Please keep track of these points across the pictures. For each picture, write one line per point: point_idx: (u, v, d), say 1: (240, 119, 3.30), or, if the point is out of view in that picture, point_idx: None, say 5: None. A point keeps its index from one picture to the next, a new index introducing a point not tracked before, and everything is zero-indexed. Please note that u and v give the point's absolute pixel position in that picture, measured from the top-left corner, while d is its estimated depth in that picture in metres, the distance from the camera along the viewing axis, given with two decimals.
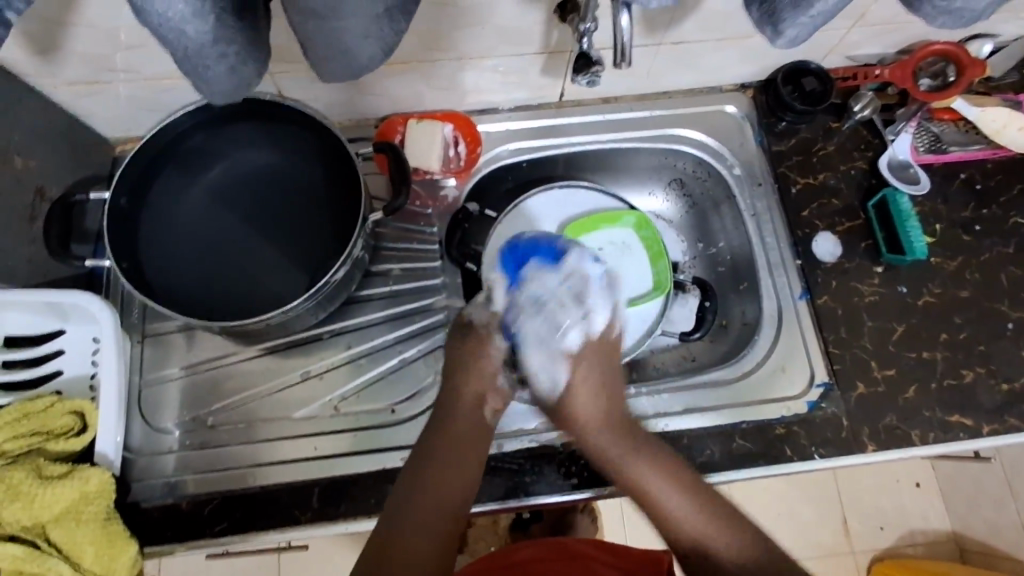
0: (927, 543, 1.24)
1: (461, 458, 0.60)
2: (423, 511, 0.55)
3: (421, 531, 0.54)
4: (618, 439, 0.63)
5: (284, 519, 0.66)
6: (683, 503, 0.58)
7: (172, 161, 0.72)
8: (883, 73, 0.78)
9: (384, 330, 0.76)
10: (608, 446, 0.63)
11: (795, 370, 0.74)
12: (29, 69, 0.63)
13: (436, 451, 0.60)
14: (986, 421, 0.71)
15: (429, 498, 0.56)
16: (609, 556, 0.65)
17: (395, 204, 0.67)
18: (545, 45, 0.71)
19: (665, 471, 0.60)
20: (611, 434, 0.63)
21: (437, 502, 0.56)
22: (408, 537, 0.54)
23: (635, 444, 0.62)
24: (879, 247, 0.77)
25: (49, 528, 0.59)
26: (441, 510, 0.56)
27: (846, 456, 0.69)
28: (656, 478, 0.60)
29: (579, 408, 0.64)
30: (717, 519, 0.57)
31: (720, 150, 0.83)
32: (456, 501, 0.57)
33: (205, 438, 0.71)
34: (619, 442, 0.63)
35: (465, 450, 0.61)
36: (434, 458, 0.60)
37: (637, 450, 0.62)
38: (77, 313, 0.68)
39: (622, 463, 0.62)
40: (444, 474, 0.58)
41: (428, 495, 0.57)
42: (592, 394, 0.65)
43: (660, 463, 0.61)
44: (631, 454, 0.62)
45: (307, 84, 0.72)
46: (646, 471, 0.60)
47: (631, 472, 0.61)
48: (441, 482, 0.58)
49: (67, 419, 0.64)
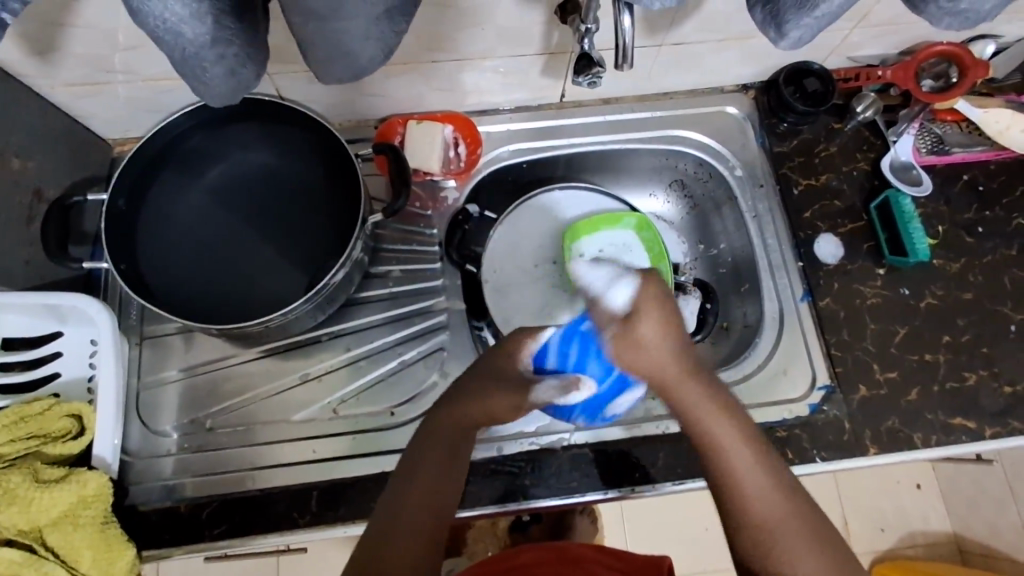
0: (927, 545, 1.24)
1: (454, 457, 0.56)
2: (414, 512, 0.52)
3: (408, 535, 0.51)
4: (702, 397, 0.56)
5: (282, 524, 0.65)
6: (754, 479, 0.52)
7: (170, 162, 0.72)
8: (886, 73, 0.77)
9: (383, 332, 0.76)
10: (696, 403, 0.55)
11: (796, 372, 0.74)
12: (27, 69, 0.62)
13: (427, 453, 0.56)
14: (988, 424, 0.70)
15: (420, 498, 0.53)
16: (609, 559, 0.64)
17: (395, 206, 0.67)
18: (546, 45, 0.70)
19: (746, 440, 0.54)
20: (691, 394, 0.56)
21: (427, 504, 0.53)
22: (395, 540, 0.50)
23: (719, 409, 0.55)
24: (881, 249, 0.77)
25: (46, 532, 0.59)
26: (429, 513, 0.52)
27: (848, 458, 0.69)
28: (734, 446, 0.54)
29: (660, 361, 0.56)
30: (781, 504, 0.52)
31: (721, 151, 0.83)
32: (443, 507, 0.54)
33: (204, 441, 0.71)
34: (704, 399, 0.56)
35: (458, 451, 0.57)
36: (425, 462, 0.55)
37: (723, 410, 0.55)
38: (75, 315, 0.68)
39: (700, 422, 0.55)
40: (437, 474, 0.55)
41: (419, 495, 0.53)
42: (668, 352, 0.56)
43: (742, 430, 0.55)
44: (714, 415, 0.55)
45: (305, 85, 0.72)
46: (728, 432, 0.54)
47: (711, 434, 0.55)
48: (432, 483, 0.54)
49: (65, 421, 0.64)
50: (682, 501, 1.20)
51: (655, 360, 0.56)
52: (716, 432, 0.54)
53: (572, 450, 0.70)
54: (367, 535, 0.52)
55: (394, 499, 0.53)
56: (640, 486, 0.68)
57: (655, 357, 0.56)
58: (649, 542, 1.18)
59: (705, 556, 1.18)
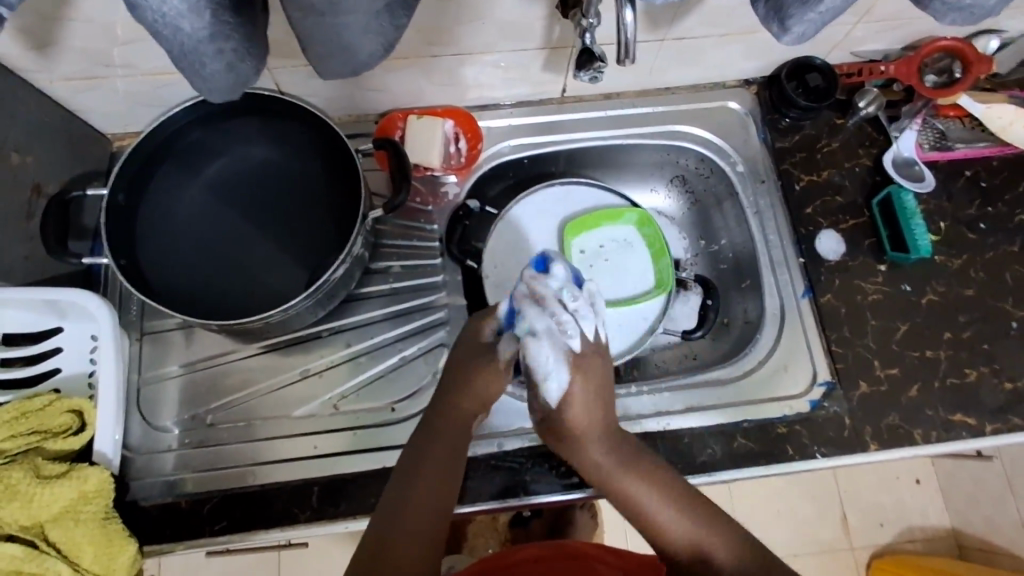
0: (926, 540, 1.25)
1: (452, 458, 0.57)
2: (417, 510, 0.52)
3: (413, 532, 0.50)
4: (624, 475, 0.57)
5: (284, 519, 0.66)
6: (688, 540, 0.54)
7: (170, 158, 0.72)
8: (888, 69, 0.78)
9: (384, 328, 0.76)
10: (614, 475, 0.58)
11: (797, 368, 0.74)
12: (26, 64, 0.62)
13: (429, 448, 0.56)
14: (989, 420, 0.70)
15: (424, 498, 0.53)
16: (612, 557, 0.64)
17: (396, 202, 0.67)
18: (547, 40, 0.70)
19: (666, 497, 0.56)
20: (615, 469, 0.58)
21: (430, 503, 0.52)
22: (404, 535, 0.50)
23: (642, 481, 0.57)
24: (882, 245, 0.77)
25: (47, 527, 0.59)
26: (430, 513, 0.52)
27: (847, 455, 0.69)
28: (664, 516, 0.55)
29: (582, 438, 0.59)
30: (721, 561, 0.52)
31: (722, 147, 0.82)
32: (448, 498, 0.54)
33: (205, 436, 0.71)
34: (620, 469, 0.58)
35: (457, 444, 0.58)
36: (428, 456, 0.56)
37: (637, 476, 0.57)
38: (75, 311, 0.67)
39: (629, 500, 0.57)
40: (437, 474, 0.55)
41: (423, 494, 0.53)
42: (600, 429, 0.59)
43: (662, 488, 0.56)
44: (629, 481, 0.57)
45: (305, 80, 0.71)
46: (647, 494, 0.56)
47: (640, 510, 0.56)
48: (434, 482, 0.54)
49: (65, 417, 0.64)
50: None
51: (578, 439, 0.59)
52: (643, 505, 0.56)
53: None
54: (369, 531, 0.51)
55: (397, 496, 0.53)
56: None
57: (579, 437, 0.59)
58: (649, 537, 1.18)
59: None
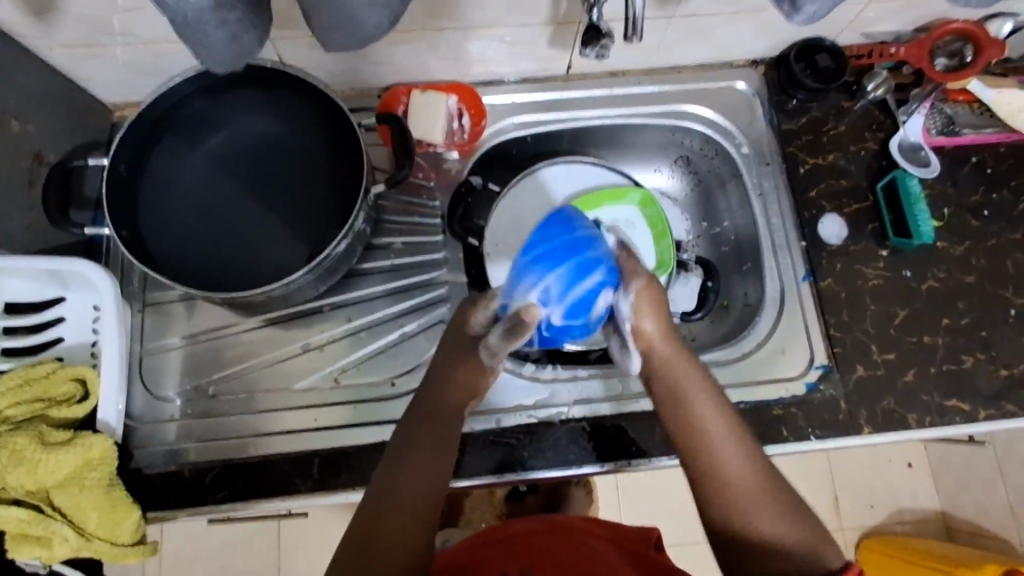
0: (916, 522, 1.26)
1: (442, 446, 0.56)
2: (411, 498, 0.52)
3: (403, 522, 0.50)
4: (699, 386, 0.57)
5: (285, 489, 0.67)
6: (741, 459, 0.53)
7: (171, 128, 0.71)
8: (899, 51, 0.76)
9: (384, 304, 0.76)
10: (683, 381, 0.58)
11: (795, 351, 0.74)
12: (26, 30, 0.62)
13: (423, 425, 0.57)
14: (983, 406, 0.71)
15: (417, 487, 0.52)
16: (604, 531, 0.65)
17: (398, 177, 0.66)
18: (554, 16, 0.69)
19: (729, 420, 0.56)
20: (688, 380, 0.58)
21: (418, 496, 0.52)
22: (391, 522, 0.50)
23: (705, 388, 0.57)
24: (885, 230, 0.76)
25: (52, 493, 0.60)
26: (420, 500, 0.52)
27: (842, 438, 0.70)
28: (721, 427, 0.55)
29: (658, 350, 0.60)
30: (762, 488, 0.52)
31: (728, 127, 0.82)
32: (442, 477, 0.54)
33: (207, 407, 0.72)
34: (692, 376, 0.58)
35: (449, 429, 0.58)
36: (422, 433, 0.56)
37: (707, 392, 0.57)
38: (78, 280, 0.68)
39: (690, 401, 0.57)
40: (430, 458, 0.55)
41: (413, 479, 0.53)
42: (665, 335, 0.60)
43: (725, 410, 0.56)
44: (699, 392, 0.57)
45: (308, 52, 0.70)
46: (711, 407, 0.56)
47: (694, 407, 0.56)
48: (425, 465, 0.54)
49: (68, 386, 0.64)
50: (676, 476, 1.22)
51: (653, 345, 0.60)
52: (706, 410, 0.56)
53: (571, 423, 0.71)
54: (362, 509, 0.52)
55: (390, 478, 0.53)
56: (635, 461, 0.69)
57: (653, 342, 0.60)
58: (642, 515, 1.20)
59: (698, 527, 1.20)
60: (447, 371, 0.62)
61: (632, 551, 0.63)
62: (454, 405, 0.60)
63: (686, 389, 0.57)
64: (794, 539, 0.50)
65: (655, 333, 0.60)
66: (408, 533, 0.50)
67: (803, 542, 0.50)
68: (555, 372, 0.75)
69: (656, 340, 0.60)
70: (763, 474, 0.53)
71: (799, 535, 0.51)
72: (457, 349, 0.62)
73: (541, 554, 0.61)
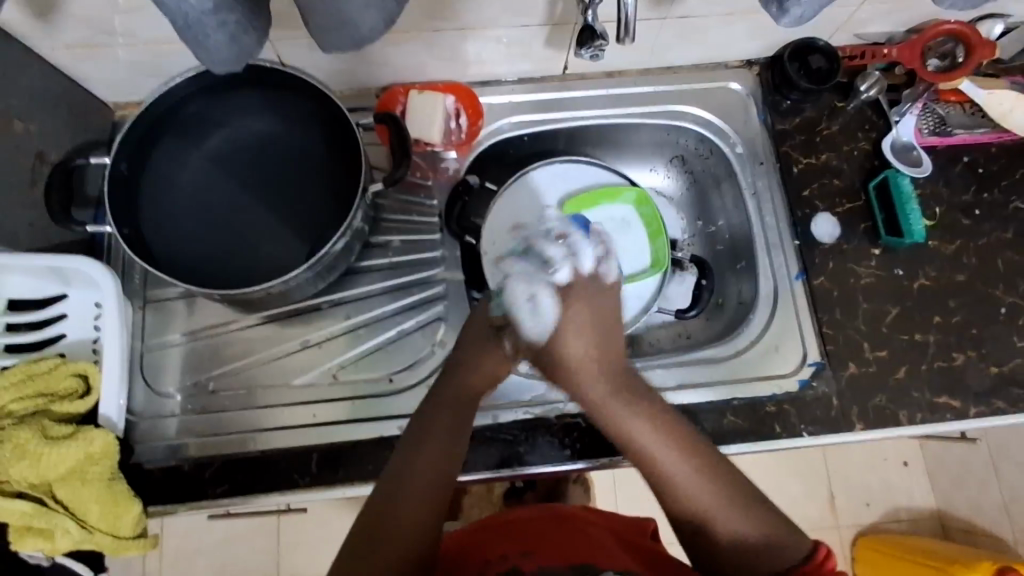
0: (911, 520, 1.27)
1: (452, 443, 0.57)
2: (417, 494, 0.52)
3: (409, 518, 0.51)
4: (629, 408, 0.59)
5: (284, 483, 0.67)
6: (684, 467, 0.55)
7: (172, 127, 0.72)
8: (891, 52, 0.77)
9: (383, 301, 0.77)
10: (617, 408, 0.59)
11: (788, 348, 0.75)
12: (30, 30, 0.63)
13: (432, 418, 0.58)
14: (973, 403, 0.72)
15: (423, 484, 0.53)
16: (602, 520, 0.67)
17: (396, 175, 0.67)
18: (549, 17, 0.70)
19: (674, 440, 0.56)
20: (619, 402, 0.59)
21: (424, 490, 0.52)
22: (397, 518, 0.50)
23: (641, 413, 0.58)
24: (877, 230, 0.77)
25: (55, 486, 0.61)
26: (427, 496, 0.52)
27: (834, 434, 0.71)
28: (666, 445, 0.56)
29: (585, 370, 0.62)
30: (720, 496, 0.53)
31: (723, 127, 0.83)
32: (451, 471, 0.55)
33: (207, 403, 0.73)
34: (625, 403, 0.59)
35: (461, 420, 0.59)
36: (431, 427, 0.57)
37: (645, 417, 0.58)
38: (79, 278, 0.69)
39: (629, 430, 0.58)
40: (440, 451, 0.55)
41: (420, 474, 0.53)
42: (594, 359, 0.62)
43: (669, 431, 0.57)
44: (636, 418, 0.58)
45: (307, 52, 0.71)
46: (651, 432, 0.57)
47: (632, 434, 0.58)
48: (434, 458, 0.55)
49: (70, 381, 0.65)
50: None
51: (582, 367, 0.62)
52: (646, 435, 0.57)
53: (566, 419, 0.72)
54: (368, 506, 0.52)
55: (397, 476, 0.53)
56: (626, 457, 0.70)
57: (580, 364, 0.62)
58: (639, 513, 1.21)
59: None
60: (464, 362, 0.63)
61: (630, 539, 0.65)
62: (467, 397, 0.61)
63: (619, 413, 0.59)
64: (757, 535, 0.52)
65: (583, 356, 0.62)
66: (415, 526, 0.50)
67: (772, 538, 0.52)
68: None
69: (580, 363, 0.62)
70: (722, 481, 0.54)
71: (769, 530, 0.52)
72: (479, 344, 0.64)
73: (539, 535, 0.62)
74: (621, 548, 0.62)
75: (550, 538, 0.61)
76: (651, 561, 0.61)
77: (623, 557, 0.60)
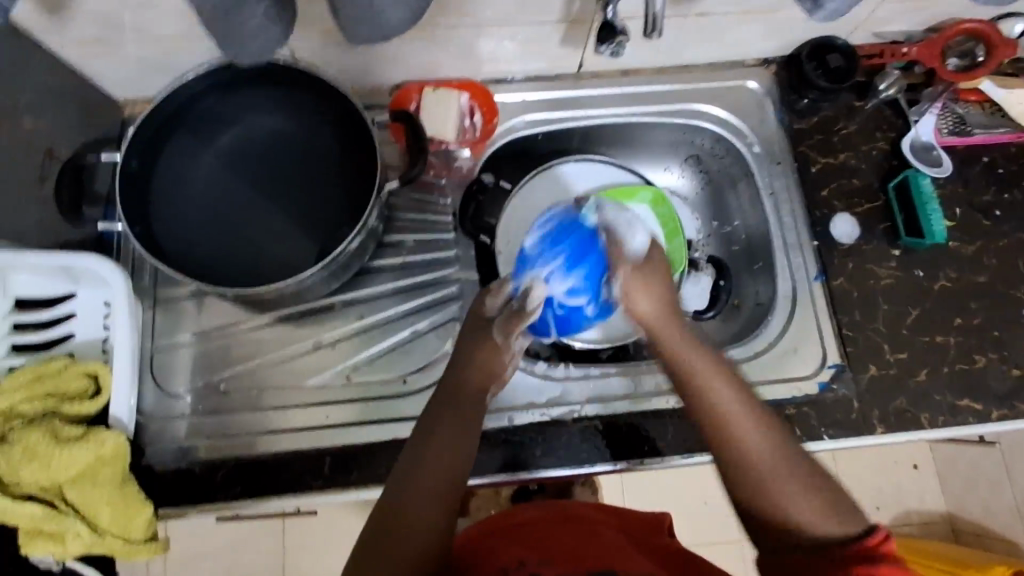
0: (922, 523, 1.26)
1: (462, 441, 0.55)
2: (425, 498, 0.51)
3: (414, 530, 0.50)
4: (708, 363, 0.56)
5: (297, 486, 0.66)
6: (757, 437, 0.52)
7: (183, 125, 0.71)
8: (911, 50, 0.76)
9: (395, 301, 0.76)
10: (689, 361, 0.57)
11: (807, 350, 0.74)
12: (40, 25, 0.61)
13: (438, 417, 0.56)
14: (995, 406, 0.71)
15: (431, 488, 0.52)
16: (614, 520, 0.66)
17: (411, 174, 0.66)
18: (567, 13, 0.69)
19: (750, 407, 0.54)
20: (693, 353, 0.57)
21: (431, 491, 0.52)
22: (402, 530, 0.50)
23: (718, 374, 0.56)
24: (897, 230, 0.76)
25: (65, 488, 0.60)
26: (435, 498, 0.51)
27: (855, 437, 0.70)
28: (740, 408, 0.53)
29: (655, 325, 0.61)
30: (792, 474, 0.50)
31: (740, 127, 0.82)
32: (459, 469, 0.53)
33: (218, 404, 0.71)
34: (704, 363, 0.57)
35: (469, 415, 0.57)
36: (437, 425, 0.56)
37: (723, 377, 0.55)
38: (89, 276, 0.68)
39: (704, 386, 0.55)
40: (447, 450, 0.54)
41: (424, 479, 0.52)
42: (664, 314, 0.61)
43: (745, 395, 0.55)
44: (713, 376, 0.55)
45: (320, 49, 0.70)
46: (726, 393, 0.54)
47: (709, 391, 0.55)
48: (441, 457, 0.53)
49: (82, 382, 0.64)
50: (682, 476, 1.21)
51: (657, 326, 0.61)
52: (721, 394, 0.54)
53: (584, 422, 0.71)
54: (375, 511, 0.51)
55: (402, 479, 0.52)
56: (649, 460, 0.69)
57: (654, 321, 0.61)
58: None
59: (705, 530, 1.18)
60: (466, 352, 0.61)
61: (645, 538, 0.64)
62: (473, 390, 0.59)
63: (693, 371, 0.56)
64: (821, 507, 0.49)
65: (653, 313, 0.61)
66: (421, 529, 0.50)
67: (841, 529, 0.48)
68: (567, 370, 0.75)
69: (653, 318, 0.61)
70: (790, 459, 0.51)
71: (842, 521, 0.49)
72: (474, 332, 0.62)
73: (550, 537, 0.61)
74: (636, 547, 0.61)
75: (564, 541, 0.60)
76: (665, 558, 0.60)
77: (641, 559, 0.59)
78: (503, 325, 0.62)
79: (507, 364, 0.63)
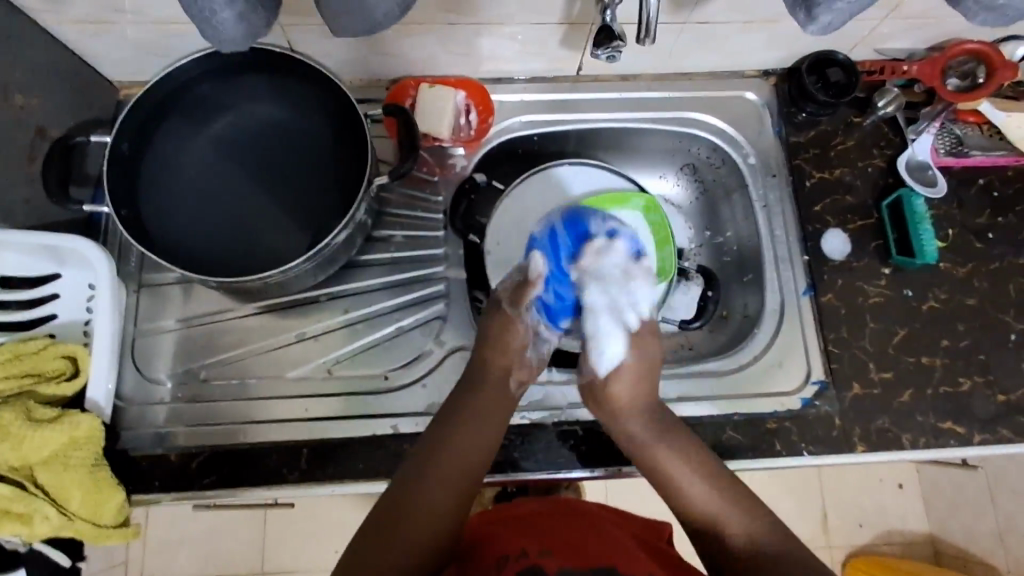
0: (904, 543, 1.25)
1: (478, 437, 0.59)
2: (436, 494, 0.54)
3: (423, 512, 0.53)
4: (662, 442, 0.60)
5: (273, 478, 0.66)
6: (734, 513, 0.55)
7: (176, 109, 0.70)
8: (912, 69, 0.76)
9: (382, 297, 0.76)
10: (658, 455, 0.60)
11: (792, 364, 0.74)
12: (35, 3, 0.61)
13: (461, 415, 0.60)
14: (978, 430, 0.70)
15: (444, 476, 0.55)
16: (617, 520, 0.66)
17: (402, 169, 0.66)
18: (567, 15, 0.68)
19: (713, 482, 0.57)
20: (654, 441, 0.61)
21: (445, 490, 0.55)
22: (414, 513, 0.53)
23: (682, 455, 0.60)
24: (888, 248, 0.76)
25: (36, 469, 0.60)
26: (445, 499, 0.55)
27: (835, 454, 0.69)
28: (710, 492, 0.57)
29: (626, 413, 0.62)
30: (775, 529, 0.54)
31: (736, 137, 0.81)
32: (473, 466, 0.57)
33: (197, 391, 0.71)
34: (664, 451, 0.60)
35: (486, 422, 0.60)
36: (459, 422, 0.59)
37: (683, 462, 0.59)
38: (74, 257, 0.67)
39: (673, 479, 0.59)
40: (461, 452, 0.57)
41: (437, 479, 0.55)
42: (637, 398, 0.63)
43: (707, 471, 0.58)
44: (670, 462, 0.59)
45: (317, 39, 0.70)
46: (693, 482, 0.58)
47: (680, 488, 0.58)
48: (455, 458, 0.56)
49: (59, 363, 0.64)
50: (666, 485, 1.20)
51: (628, 413, 0.62)
52: (688, 482, 0.58)
53: (562, 427, 0.70)
54: (384, 498, 0.55)
55: (417, 474, 0.55)
56: (627, 467, 0.69)
57: (631, 402, 0.63)
58: None
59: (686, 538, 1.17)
60: None
61: (647, 542, 0.64)
62: (481, 395, 0.62)
63: (657, 457, 0.60)
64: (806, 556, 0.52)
65: (628, 400, 0.62)
66: (428, 527, 0.53)
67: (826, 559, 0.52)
68: (550, 375, 0.74)
69: (627, 406, 0.62)
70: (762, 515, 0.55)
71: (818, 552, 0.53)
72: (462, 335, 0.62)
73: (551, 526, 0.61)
74: (638, 547, 0.61)
75: (567, 537, 0.59)
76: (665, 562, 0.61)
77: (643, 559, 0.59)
78: (509, 300, 0.66)
79: (523, 344, 0.66)
